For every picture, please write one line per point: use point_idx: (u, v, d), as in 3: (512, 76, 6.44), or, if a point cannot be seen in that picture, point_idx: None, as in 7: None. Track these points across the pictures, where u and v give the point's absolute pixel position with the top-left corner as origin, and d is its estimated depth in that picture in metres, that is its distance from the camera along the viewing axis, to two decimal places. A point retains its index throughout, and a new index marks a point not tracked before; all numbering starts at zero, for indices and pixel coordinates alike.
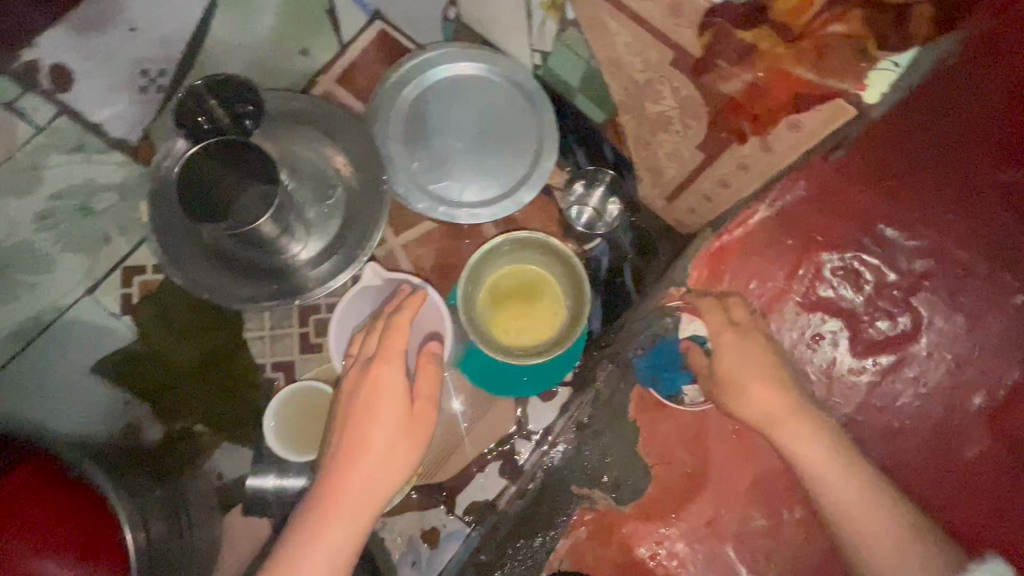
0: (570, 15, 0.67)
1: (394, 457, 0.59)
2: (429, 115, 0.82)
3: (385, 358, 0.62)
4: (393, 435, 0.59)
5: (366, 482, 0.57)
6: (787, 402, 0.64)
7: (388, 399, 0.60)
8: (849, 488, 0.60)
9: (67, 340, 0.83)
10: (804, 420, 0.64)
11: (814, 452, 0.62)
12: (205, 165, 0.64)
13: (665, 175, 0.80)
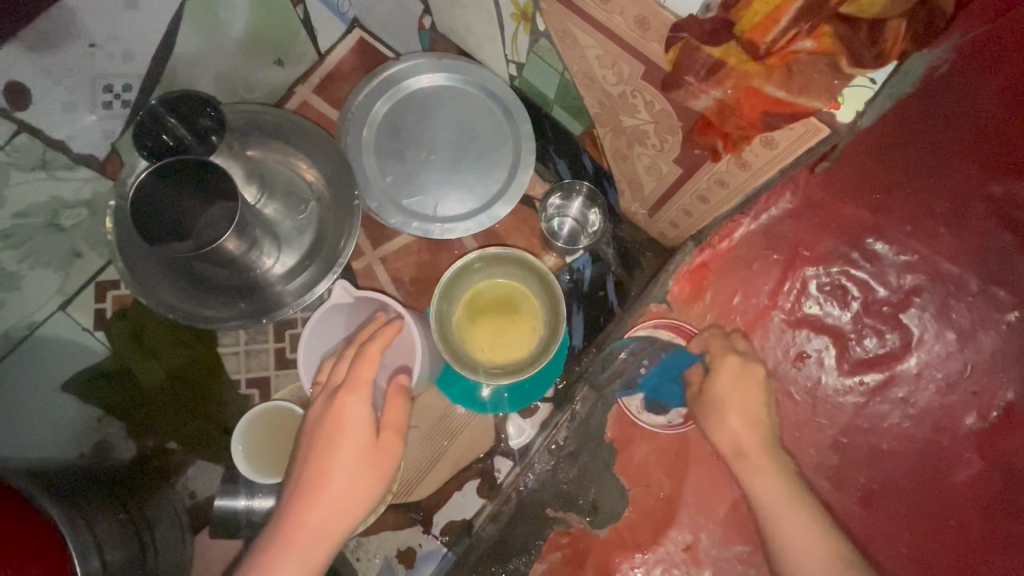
0: (540, 27, 0.65)
1: (355, 490, 0.57)
2: (404, 127, 0.81)
3: (352, 389, 0.60)
4: (355, 468, 0.57)
5: (327, 517, 0.55)
6: (758, 433, 0.68)
7: (352, 431, 0.58)
8: (788, 513, 0.61)
9: (36, 356, 0.81)
10: (763, 455, 0.66)
11: (769, 482, 0.64)
12: (160, 189, 0.62)
13: (644, 189, 0.78)
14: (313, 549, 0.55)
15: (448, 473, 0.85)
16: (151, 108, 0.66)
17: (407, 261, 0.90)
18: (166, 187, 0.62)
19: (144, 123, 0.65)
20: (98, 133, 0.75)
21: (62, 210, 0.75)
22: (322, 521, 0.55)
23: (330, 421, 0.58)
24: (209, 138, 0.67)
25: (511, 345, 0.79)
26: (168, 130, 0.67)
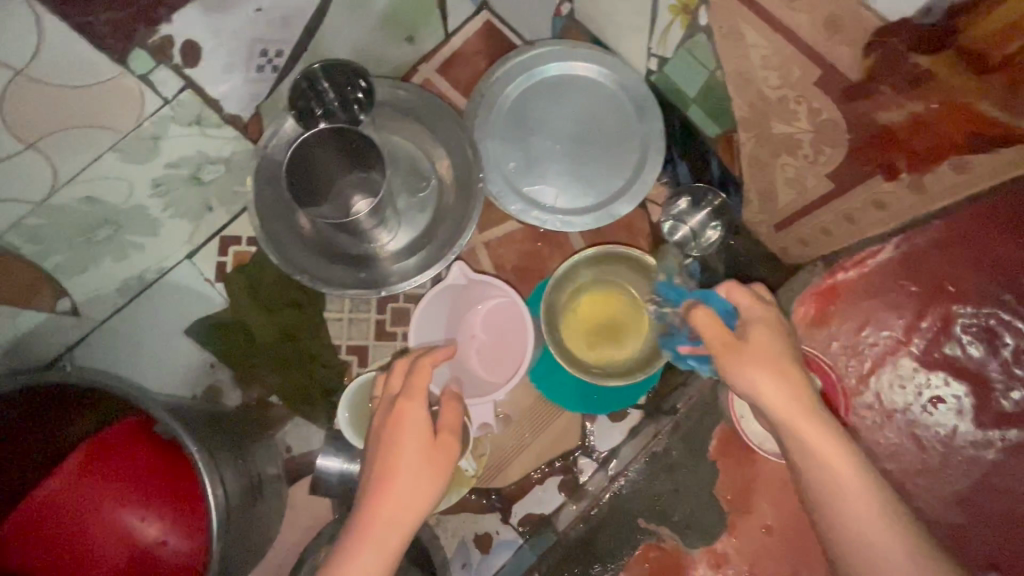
0: (702, 22, 0.62)
1: (416, 495, 0.54)
2: (531, 114, 0.79)
3: (411, 394, 0.58)
4: (415, 472, 0.55)
5: (389, 522, 0.53)
6: (783, 395, 0.53)
7: (411, 435, 0.56)
8: (847, 476, 0.50)
9: (165, 301, 0.86)
10: (831, 436, 0.52)
11: (791, 420, 0.52)
12: (318, 145, 0.65)
13: (777, 202, 0.73)
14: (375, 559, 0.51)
15: (530, 465, 0.85)
16: (311, 73, 0.70)
17: (511, 250, 0.89)
18: (321, 146, 0.65)
19: (303, 86, 0.71)
20: (245, 95, 0.73)
21: (205, 164, 0.77)
22: (385, 526, 0.53)
23: (389, 426, 0.56)
24: (355, 108, 0.73)
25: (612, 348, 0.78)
26: (321, 95, 0.72)
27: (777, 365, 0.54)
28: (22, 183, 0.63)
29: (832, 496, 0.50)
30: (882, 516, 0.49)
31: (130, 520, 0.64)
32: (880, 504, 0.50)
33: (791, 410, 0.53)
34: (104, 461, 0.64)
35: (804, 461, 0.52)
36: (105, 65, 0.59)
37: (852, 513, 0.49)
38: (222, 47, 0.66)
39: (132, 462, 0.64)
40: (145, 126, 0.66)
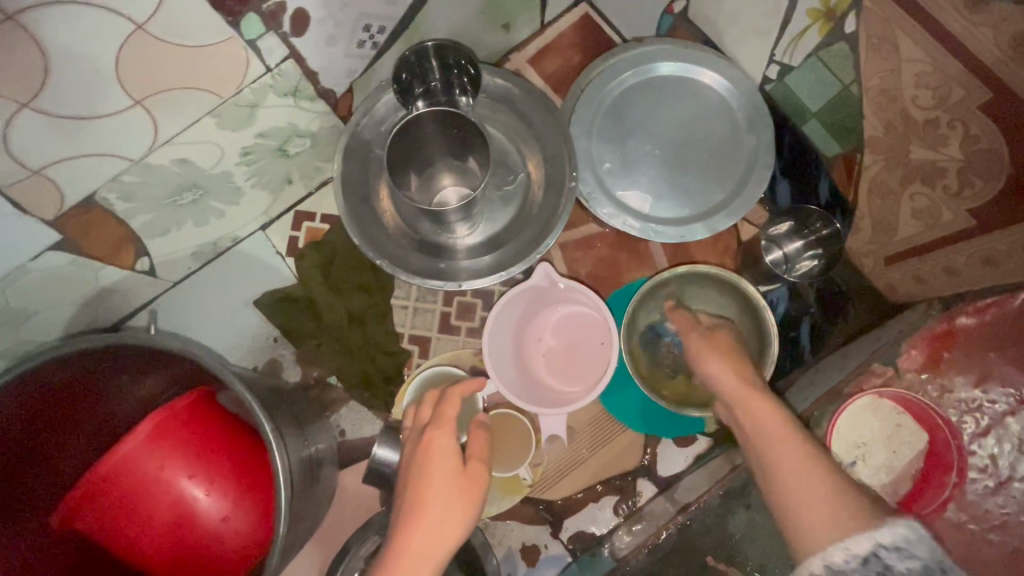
0: (847, 29, 0.57)
1: (437, 531, 0.51)
2: (633, 114, 0.75)
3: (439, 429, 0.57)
4: (437, 505, 0.52)
5: (413, 557, 0.50)
6: (775, 414, 0.54)
7: (436, 462, 0.54)
8: (808, 487, 0.48)
9: (236, 269, 0.87)
10: (781, 438, 0.52)
11: (756, 427, 0.54)
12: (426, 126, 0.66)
13: (896, 232, 0.67)
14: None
15: (585, 482, 0.81)
16: (423, 48, 0.68)
17: (588, 256, 0.84)
18: (430, 127, 0.67)
19: (412, 61, 0.69)
20: (343, 70, 0.72)
21: (293, 136, 0.76)
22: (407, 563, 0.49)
23: (418, 456, 0.56)
24: (459, 94, 0.73)
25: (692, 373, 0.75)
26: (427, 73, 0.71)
27: (741, 383, 0.57)
28: (121, 142, 0.59)
29: (788, 500, 0.48)
30: (847, 517, 0.44)
31: (190, 494, 0.61)
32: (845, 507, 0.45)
33: (781, 436, 0.52)
34: (180, 427, 0.62)
35: (762, 468, 0.52)
36: (219, 26, 0.54)
37: (801, 523, 0.46)
38: (333, 19, 0.63)
39: (203, 433, 0.63)
40: (245, 92, 0.63)
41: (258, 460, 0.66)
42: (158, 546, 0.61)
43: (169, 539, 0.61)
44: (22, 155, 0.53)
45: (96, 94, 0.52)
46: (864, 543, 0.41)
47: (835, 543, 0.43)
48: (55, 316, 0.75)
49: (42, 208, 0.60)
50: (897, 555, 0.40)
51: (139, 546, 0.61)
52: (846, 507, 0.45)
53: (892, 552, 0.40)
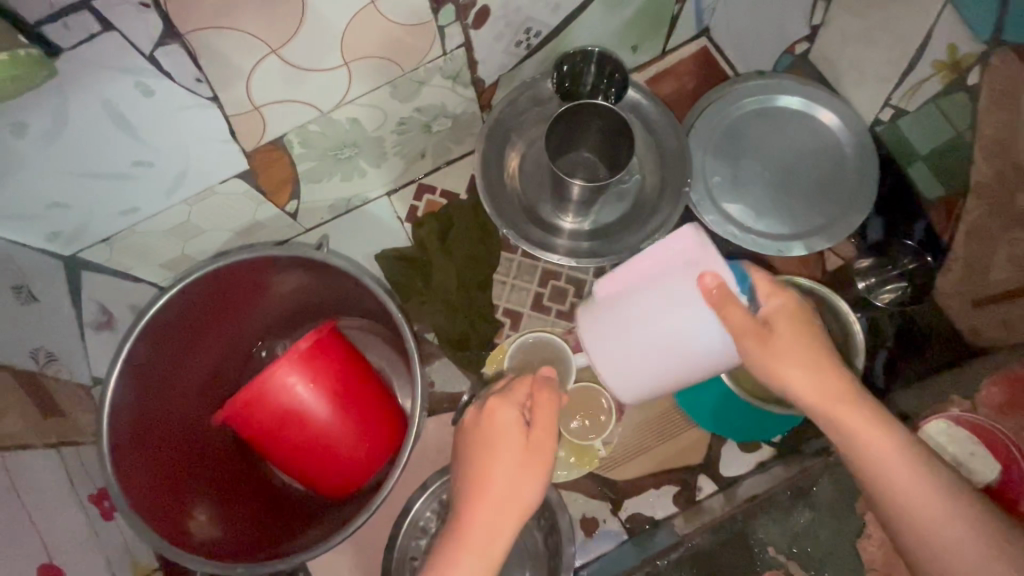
0: (971, 81, 0.64)
1: (509, 513, 0.53)
2: (747, 137, 0.83)
3: (507, 411, 0.56)
4: (517, 488, 0.53)
5: (489, 540, 0.52)
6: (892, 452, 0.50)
7: (502, 448, 0.55)
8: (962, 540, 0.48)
9: (361, 225, 0.98)
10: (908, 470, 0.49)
11: (890, 466, 0.50)
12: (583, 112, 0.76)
13: (989, 275, 0.72)
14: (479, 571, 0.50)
15: (651, 468, 0.86)
16: (587, 51, 0.78)
17: None
18: (585, 111, 0.76)
19: (572, 60, 0.79)
20: (496, 65, 0.81)
21: (440, 115, 0.86)
22: (477, 548, 0.51)
23: (486, 446, 0.55)
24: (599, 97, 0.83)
25: None
26: (579, 73, 0.81)
27: (855, 401, 0.52)
28: (322, 94, 0.69)
29: (934, 537, 0.48)
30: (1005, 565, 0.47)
31: (326, 411, 0.68)
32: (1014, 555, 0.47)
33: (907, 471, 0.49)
34: (331, 349, 0.69)
35: (873, 483, 0.51)
36: (427, 10, 0.65)
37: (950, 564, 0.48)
38: (506, 19, 0.74)
39: (343, 371, 0.69)
40: (421, 70, 0.74)
41: (376, 402, 0.73)
42: (285, 444, 0.69)
43: (300, 441, 0.68)
44: (255, 91, 0.64)
45: (325, 51, 0.63)
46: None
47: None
48: (213, 240, 0.85)
49: (247, 139, 0.70)
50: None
51: (269, 441, 0.69)
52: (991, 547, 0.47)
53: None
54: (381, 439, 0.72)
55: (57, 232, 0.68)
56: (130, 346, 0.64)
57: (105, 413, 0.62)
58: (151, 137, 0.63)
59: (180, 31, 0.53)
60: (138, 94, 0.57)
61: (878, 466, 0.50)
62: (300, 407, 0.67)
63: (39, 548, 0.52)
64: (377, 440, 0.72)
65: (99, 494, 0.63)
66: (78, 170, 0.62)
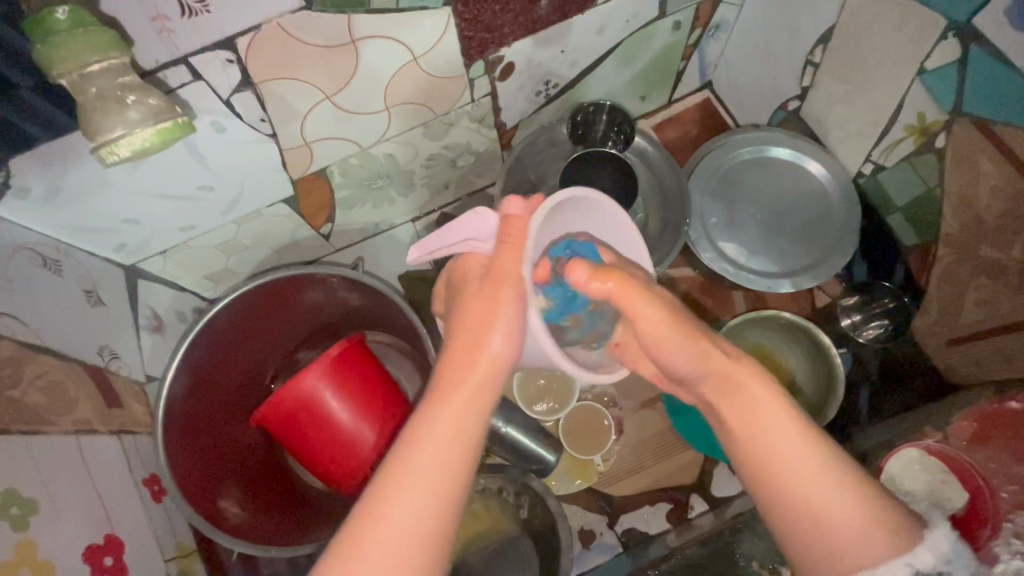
0: (938, 144, 0.72)
1: (477, 398, 0.53)
2: (742, 184, 0.93)
3: (469, 295, 0.58)
4: (480, 368, 0.54)
5: (455, 428, 0.50)
6: (788, 423, 0.54)
7: (472, 310, 0.56)
8: (838, 493, 0.50)
9: (387, 248, 1.07)
10: (799, 439, 0.53)
11: (775, 433, 0.53)
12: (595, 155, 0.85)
13: (960, 317, 0.78)
14: (455, 458, 0.49)
15: (646, 485, 0.91)
16: (599, 103, 0.88)
17: (677, 293, 0.98)
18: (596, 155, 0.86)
19: (585, 110, 0.89)
20: (518, 111, 0.91)
21: (465, 153, 0.95)
22: (447, 438, 0.49)
23: (471, 338, 0.56)
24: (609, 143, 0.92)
25: None
26: (592, 121, 0.90)
27: (753, 375, 0.56)
28: (363, 132, 0.79)
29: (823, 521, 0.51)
30: (885, 526, 0.50)
31: (336, 402, 0.74)
32: (887, 514, 0.50)
33: (792, 435, 0.53)
34: (358, 359, 0.76)
35: (750, 451, 0.54)
36: (459, 64, 0.75)
37: (829, 527, 0.50)
38: (528, 72, 0.83)
39: (367, 382, 0.76)
40: (450, 114, 0.84)
41: (397, 414, 0.79)
42: (298, 425, 0.75)
43: (302, 416, 0.74)
44: (308, 129, 0.73)
45: (371, 97, 0.73)
46: (916, 561, 0.49)
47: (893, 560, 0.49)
48: (254, 256, 0.94)
49: (295, 168, 0.79)
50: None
51: (281, 422, 0.76)
52: (870, 502, 0.50)
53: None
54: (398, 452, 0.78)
55: (124, 243, 0.77)
56: (186, 347, 0.72)
57: (161, 405, 0.70)
58: (216, 165, 0.72)
59: (254, 80, 0.63)
60: (212, 130, 0.66)
61: (765, 447, 0.53)
62: (314, 395, 0.73)
63: (103, 519, 0.59)
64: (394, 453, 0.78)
65: (150, 478, 0.71)
66: (152, 191, 0.71)
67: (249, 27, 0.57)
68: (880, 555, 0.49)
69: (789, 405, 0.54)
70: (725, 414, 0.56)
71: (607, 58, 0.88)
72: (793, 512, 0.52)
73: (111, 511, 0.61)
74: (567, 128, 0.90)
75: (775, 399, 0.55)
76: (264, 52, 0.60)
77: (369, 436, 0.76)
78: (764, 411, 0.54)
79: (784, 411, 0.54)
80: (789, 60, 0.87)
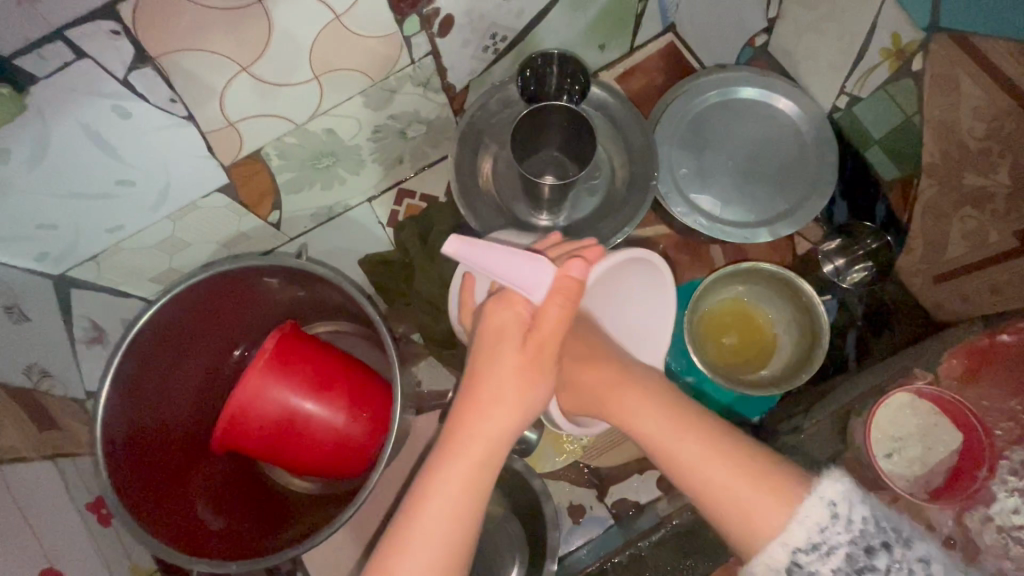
0: (916, 67, 0.66)
1: (490, 453, 0.52)
2: (709, 130, 0.87)
3: (507, 353, 0.53)
4: (496, 425, 0.52)
5: (456, 502, 0.50)
6: (657, 411, 0.58)
7: (495, 371, 0.53)
8: (725, 475, 0.53)
9: (342, 230, 1.00)
10: (657, 421, 0.57)
11: (645, 428, 0.58)
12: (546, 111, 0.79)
13: (946, 252, 0.74)
14: (470, 507, 0.51)
15: (634, 454, 0.88)
16: (548, 55, 0.82)
17: (653, 253, 0.93)
18: (550, 110, 0.79)
19: (535, 62, 0.82)
20: (466, 71, 0.83)
21: (414, 122, 0.87)
22: (455, 500, 0.50)
23: (469, 390, 0.53)
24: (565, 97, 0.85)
25: (750, 363, 0.86)
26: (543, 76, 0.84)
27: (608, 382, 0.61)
28: (294, 107, 0.71)
29: (730, 502, 0.52)
30: (777, 498, 0.51)
31: (298, 398, 0.70)
32: (776, 485, 0.51)
33: (676, 436, 0.56)
34: (297, 350, 0.71)
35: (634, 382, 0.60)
36: (390, 22, 0.66)
37: (748, 510, 0.51)
38: (472, 25, 0.75)
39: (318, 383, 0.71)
40: (392, 80, 0.76)
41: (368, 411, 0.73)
42: (259, 435, 0.70)
43: (265, 428, 0.70)
44: (228, 109, 0.65)
45: (293, 67, 0.65)
46: (799, 537, 0.49)
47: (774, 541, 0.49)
48: (199, 253, 0.87)
49: (224, 154, 0.71)
50: (820, 555, 0.47)
51: (249, 440, 0.71)
52: (768, 484, 0.52)
53: (814, 553, 0.48)
54: (368, 453, 0.73)
55: (47, 252, 0.71)
56: (117, 364, 0.67)
57: (99, 427, 0.65)
58: (130, 155, 0.65)
59: (151, 55, 0.55)
60: (115, 116, 0.59)
61: (641, 431, 0.58)
62: (260, 399, 0.69)
63: (39, 553, 0.55)
64: (362, 453, 0.73)
65: (96, 502, 0.68)
66: (62, 189, 0.64)
67: None
68: (769, 529, 0.50)
69: (655, 400, 0.59)
70: (603, 390, 0.61)
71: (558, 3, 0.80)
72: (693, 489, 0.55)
73: (46, 542, 0.57)
74: (518, 87, 0.83)
75: (640, 390, 0.60)
76: (155, 19, 0.52)
77: (336, 436, 0.71)
78: (630, 397, 0.59)
79: (641, 399, 0.59)
80: None
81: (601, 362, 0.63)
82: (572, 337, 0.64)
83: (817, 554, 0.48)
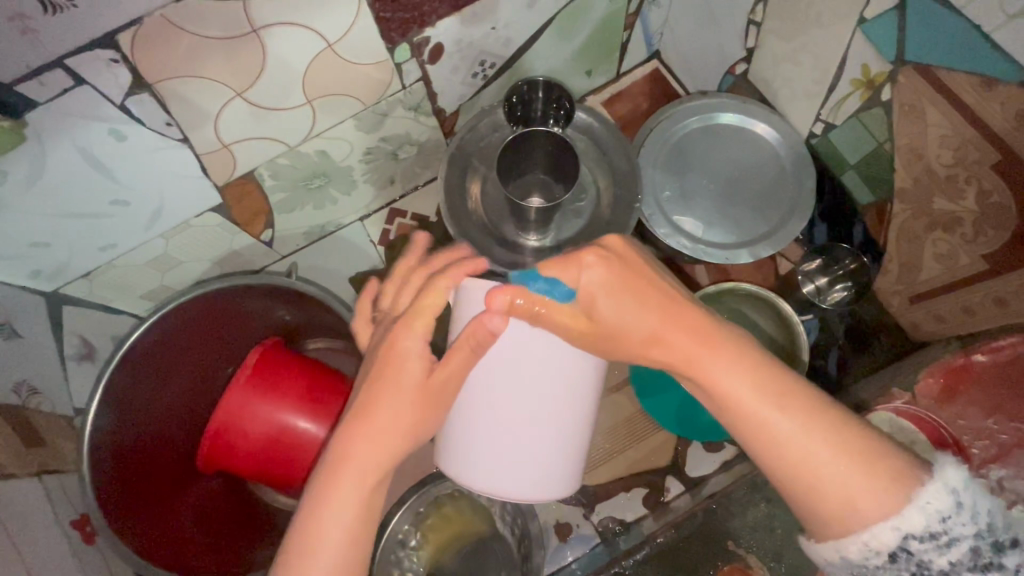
0: (884, 97, 0.69)
1: (387, 448, 0.53)
2: (691, 154, 0.90)
3: (407, 368, 0.54)
4: (383, 455, 0.53)
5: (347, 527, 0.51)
6: (745, 371, 0.52)
7: (391, 400, 0.53)
8: (822, 446, 0.49)
9: (334, 248, 1.02)
10: (737, 371, 0.52)
11: (723, 382, 0.52)
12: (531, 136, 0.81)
13: (920, 274, 0.76)
14: (362, 508, 0.51)
15: (621, 471, 0.89)
16: (535, 82, 0.85)
17: None
18: (535, 135, 0.82)
19: (523, 87, 0.85)
20: (456, 96, 0.86)
21: (405, 144, 0.89)
22: (344, 528, 0.51)
23: (358, 413, 0.54)
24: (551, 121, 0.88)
25: None
26: (530, 101, 0.87)
27: (679, 333, 0.54)
28: (287, 130, 0.73)
29: (817, 475, 0.48)
30: (886, 489, 0.47)
31: (284, 416, 0.71)
32: (876, 467, 0.47)
33: (769, 395, 0.51)
34: (284, 370, 0.72)
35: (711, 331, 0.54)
36: (381, 50, 0.69)
37: (838, 491, 0.47)
38: (461, 53, 0.78)
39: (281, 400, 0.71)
40: (383, 104, 0.78)
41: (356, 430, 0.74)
42: (248, 453, 0.71)
43: (254, 446, 0.71)
44: (223, 131, 0.67)
45: (286, 92, 0.67)
46: (916, 524, 0.45)
47: (884, 524, 0.46)
48: (191, 270, 0.88)
49: (217, 174, 0.73)
50: (938, 546, 0.45)
51: (239, 458, 0.72)
52: (866, 464, 0.47)
53: (931, 542, 0.45)
54: None
55: (39, 269, 0.72)
56: (107, 382, 0.68)
57: (86, 445, 0.66)
58: (124, 175, 0.66)
59: (148, 82, 0.57)
60: (111, 139, 0.61)
61: (718, 390, 0.52)
62: (246, 414, 0.70)
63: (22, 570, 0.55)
64: None
65: (81, 519, 0.69)
66: (57, 209, 0.66)
67: (127, 21, 0.51)
68: (875, 514, 0.46)
69: (737, 352, 0.53)
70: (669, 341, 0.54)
71: (544, 32, 0.83)
72: (775, 459, 0.50)
73: (30, 557, 0.57)
74: (506, 111, 0.86)
75: (716, 346, 0.53)
76: (153, 47, 0.54)
77: (324, 454, 0.72)
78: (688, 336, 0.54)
79: (721, 360, 0.52)
80: (732, 21, 0.84)
81: (664, 308, 0.55)
82: (619, 268, 0.55)
83: (936, 544, 0.45)
